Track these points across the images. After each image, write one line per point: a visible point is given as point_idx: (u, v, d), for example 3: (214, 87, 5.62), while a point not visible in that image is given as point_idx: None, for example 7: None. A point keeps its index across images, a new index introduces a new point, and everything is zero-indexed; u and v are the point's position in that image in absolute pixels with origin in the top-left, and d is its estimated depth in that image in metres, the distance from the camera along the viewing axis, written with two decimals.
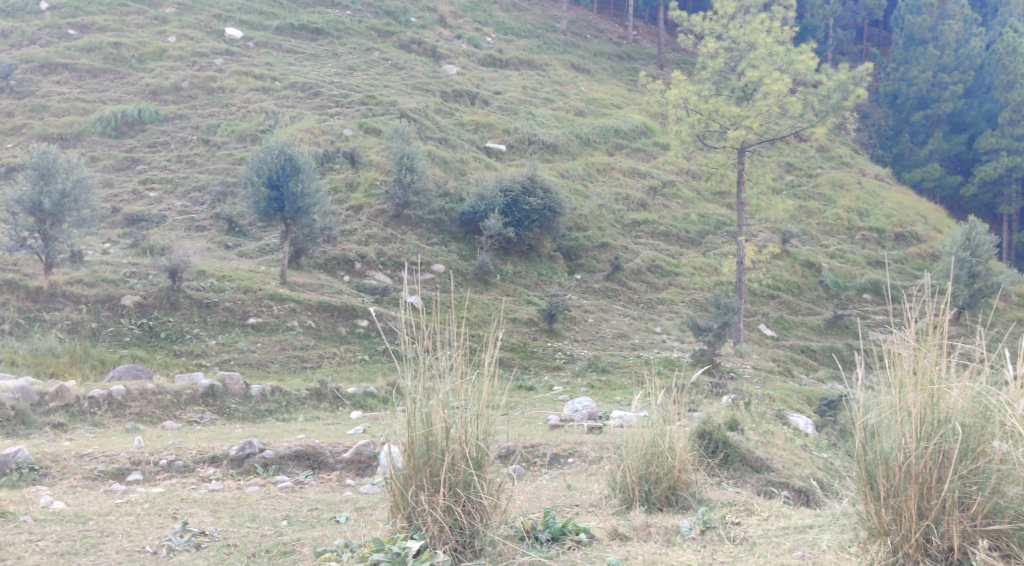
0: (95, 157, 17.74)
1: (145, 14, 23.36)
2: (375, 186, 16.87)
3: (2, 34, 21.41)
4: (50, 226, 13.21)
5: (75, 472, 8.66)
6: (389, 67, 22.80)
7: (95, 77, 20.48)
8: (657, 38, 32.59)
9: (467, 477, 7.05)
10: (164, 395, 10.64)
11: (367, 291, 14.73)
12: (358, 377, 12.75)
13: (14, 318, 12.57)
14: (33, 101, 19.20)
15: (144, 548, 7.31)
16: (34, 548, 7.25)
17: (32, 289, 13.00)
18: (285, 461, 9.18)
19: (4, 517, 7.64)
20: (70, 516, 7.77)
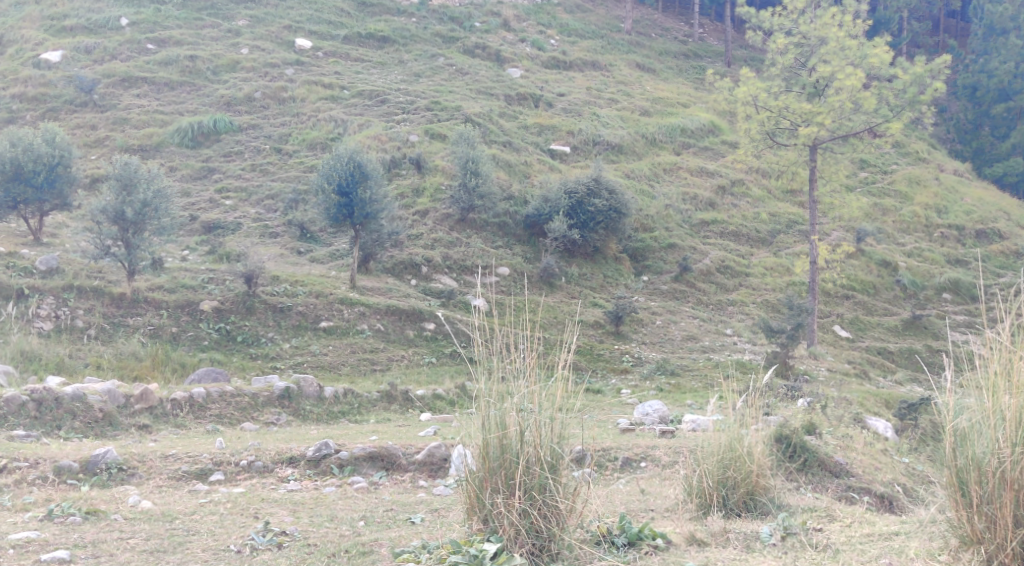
0: (173, 167, 18.11)
1: (219, 28, 23.86)
2: (441, 191, 16.97)
3: (85, 50, 21.98)
4: (133, 234, 13.54)
5: (161, 472, 8.83)
6: (454, 72, 22.87)
7: (172, 90, 20.94)
8: (724, 37, 32.35)
9: (542, 481, 7.06)
10: (242, 397, 10.85)
11: (433, 294, 14.83)
12: (427, 379, 12.86)
13: (99, 323, 12.91)
14: (114, 113, 19.67)
15: (229, 547, 7.43)
16: (125, 546, 7.41)
17: (116, 295, 13.30)
18: (360, 462, 9.28)
19: (95, 516, 7.84)
20: (158, 515, 7.92)
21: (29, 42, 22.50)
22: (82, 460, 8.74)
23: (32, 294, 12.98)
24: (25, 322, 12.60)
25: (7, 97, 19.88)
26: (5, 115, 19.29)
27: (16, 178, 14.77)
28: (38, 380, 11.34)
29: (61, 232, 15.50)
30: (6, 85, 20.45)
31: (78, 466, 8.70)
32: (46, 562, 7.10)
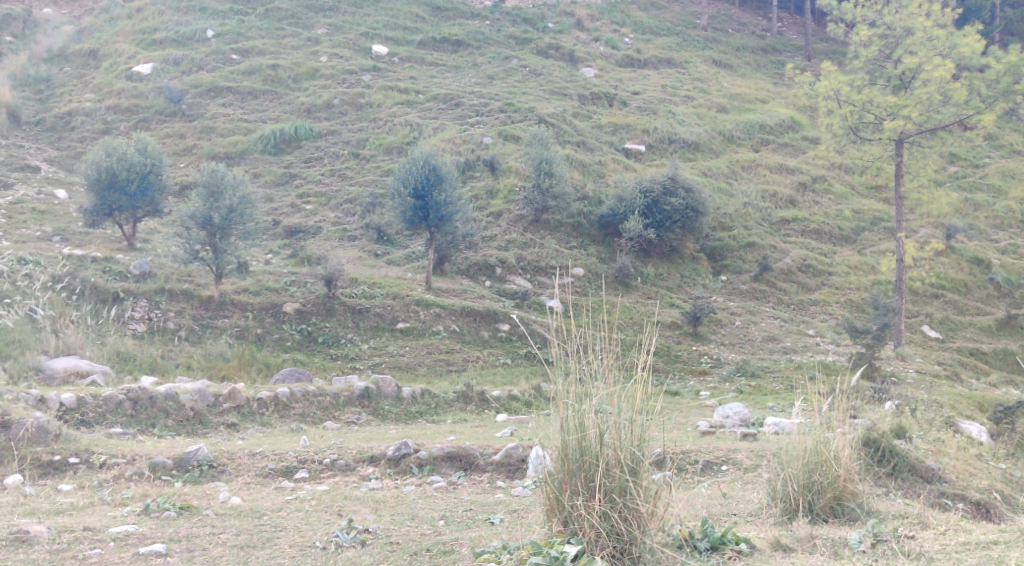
0: (257, 174, 18.43)
1: (299, 37, 24.26)
2: (515, 192, 16.94)
3: (174, 62, 22.54)
4: (220, 238, 13.72)
5: (249, 469, 8.91)
6: (528, 74, 22.79)
7: (255, 98, 21.33)
8: (804, 30, 31.74)
9: (622, 483, 6.95)
10: (324, 397, 10.95)
11: (508, 295, 14.80)
12: (502, 380, 12.82)
13: (188, 325, 13.20)
14: (201, 122, 20.13)
15: (314, 543, 7.47)
16: (217, 541, 7.49)
17: (204, 298, 13.58)
18: (439, 462, 9.26)
19: (189, 511, 7.94)
20: (247, 510, 8.00)
21: (122, 56, 23.16)
22: (175, 457, 8.87)
23: (126, 297, 13.31)
24: (119, 325, 12.94)
25: (102, 109, 20.58)
26: (101, 127, 19.97)
27: (110, 187, 15.13)
28: (132, 379, 11.72)
29: (153, 237, 15.85)
30: (101, 97, 21.15)
31: (172, 463, 8.82)
32: (144, 556, 7.21)
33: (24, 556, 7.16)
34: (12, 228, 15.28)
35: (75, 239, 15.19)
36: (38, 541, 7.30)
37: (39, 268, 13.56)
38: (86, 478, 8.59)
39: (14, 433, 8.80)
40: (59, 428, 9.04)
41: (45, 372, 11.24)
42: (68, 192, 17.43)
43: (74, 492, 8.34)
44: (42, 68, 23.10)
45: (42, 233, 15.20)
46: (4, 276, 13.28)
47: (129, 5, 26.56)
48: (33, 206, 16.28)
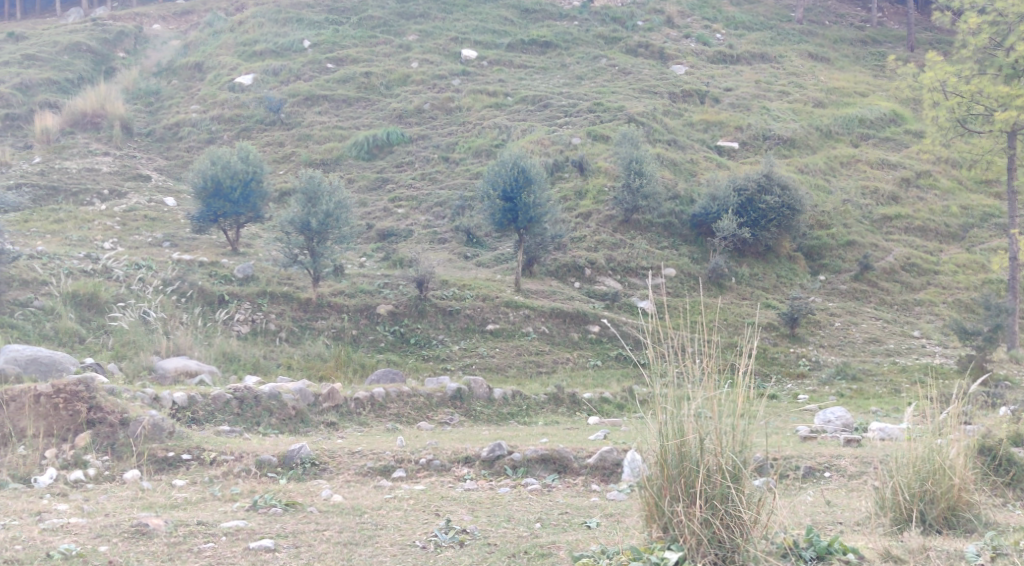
0: (350, 179, 18.63)
1: (391, 44, 24.48)
2: (605, 192, 16.74)
3: (273, 73, 23.00)
4: (317, 242, 13.87)
5: (348, 468, 8.91)
6: (617, 73, 22.55)
7: (350, 106, 21.59)
8: (906, 20, 30.84)
9: (724, 490, 6.76)
10: (418, 397, 10.98)
11: (597, 297, 14.64)
12: (593, 382, 12.67)
13: (288, 326, 13.43)
14: (299, 131, 20.46)
15: (414, 542, 7.40)
16: (322, 537, 7.44)
17: (303, 300, 13.77)
18: (533, 464, 9.16)
19: (293, 507, 7.94)
20: (349, 508, 7.99)
21: (225, 68, 23.75)
22: (280, 455, 8.93)
23: (231, 300, 13.60)
24: (225, 327, 13.22)
25: (206, 119, 21.15)
26: (205, 137, 20.50)
27: (215, 194, 15.39)
28: (237, 378, 11.91)
29: (254, 242, 16.10)
30: (205, 108, 21.70)
31: (277, 460, 8.88)
32: (254, 550, 7.16)
33: (145, 547, 7.13)
34: (125, 234, 15.67)
35: (184, 244, 15.51)
36: (156, 534, 7.30)
37: (151, 273, 13.94)
38: (197, 474, 8.69)
39: (132, 430, 8.92)
40: (173, 425, 9.15)
41: (157, 371, 11.49)
42: (176, 199, 17.84)
43: (188, 487, 8.43)
44: (151, 82, 23.84)
45: (152, 239, 15.55)
46: (119, 280, 13.67)
47: (231, 19, 27.29)
48: (144, 213, 16.68)
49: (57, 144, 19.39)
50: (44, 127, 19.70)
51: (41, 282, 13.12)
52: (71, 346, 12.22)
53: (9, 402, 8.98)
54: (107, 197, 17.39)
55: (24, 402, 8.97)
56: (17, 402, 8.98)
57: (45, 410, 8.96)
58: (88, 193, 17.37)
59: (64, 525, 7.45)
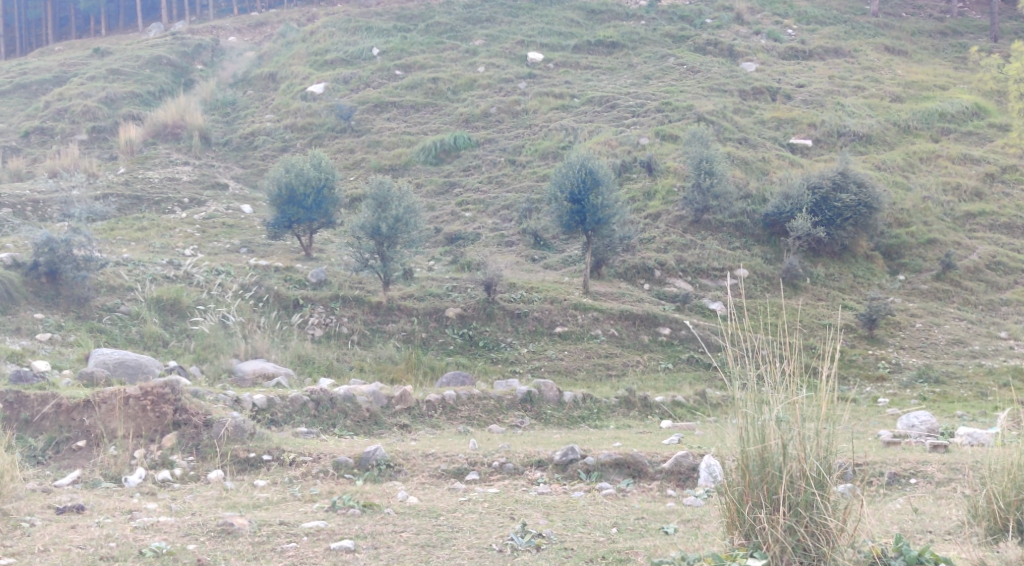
0: (419, 184, 18.66)
1: (458, 49, 24.52)
2: (674, 193, 16.52)
3: (343, 81, 23.29)
4: (388, 247, 13.91)
5: (423, 470, 8.86)
6: (686, 72, 22.27)
7: (418, 111, 21.67)
8: (988, 9, 29.99)
9: (808, 497, 6.56)
10: (489, 400, 10.90)
11: (667, 298, 14.43)
12: (664, 386, 12.49)
13: (359, 330, 13.48)
14: (368, 137, 20.60)
15: (491, 546, 7.31)
16: (400, 539, 7.38)
17: (374, 304, 13.81)
18: (607, 468, 9.02)
19: (370, 508, 7.88)
20: (424, 510, 7.92)
21: (297, 77, 24.06)
22: (356, 456, 8.89)
23: (305, 304, 13.72)
24: (300, 330, 13.33)
25: (280, 128, 21.43)
26: (279, 145, 20.78)
27: (290, 201, 15.53)
28: (313, 381, 11.98)
29: (327, 247, 16.20)
30: (279, 117, 22.00)
31: (353, 462, 8.84)
32: (335, 551, 7.12)
33: (230, 546, 7.14)
34: (205, 241, 15.86)
35: (259, 250, 15.66)
36: (241, 533, 7.30)
37: (228, 278, 14.12)
38: (278, 475, 8.69)
39: (215, 431, 8.96)
40: (254, 427, 9.15)
41: (235, 375, 11.60)
42: (252, 207, 18.05)
43: (269, 487, 8.43)
44: (228, 93, 24.25)
45: (230, 245, 15.72)
46: (200, 285, 13.87)
47: (303, 29, 27.66)
48: (222, 221, 16.89)
49: (140, 155, 19.76)
50: (128, 139, 20.10)
51: (126, 289, 13.40)
52: (155, 350, 12.43)
53: (99, 404, 9.07)
54: (187, 206, 17.66)
55: (114, 404, 9.06)
56: (107, 404, 9.07)
57: (133, 412, 9.04)
58: (169, 202, 17.64)
59: (154, 523, 7.49)
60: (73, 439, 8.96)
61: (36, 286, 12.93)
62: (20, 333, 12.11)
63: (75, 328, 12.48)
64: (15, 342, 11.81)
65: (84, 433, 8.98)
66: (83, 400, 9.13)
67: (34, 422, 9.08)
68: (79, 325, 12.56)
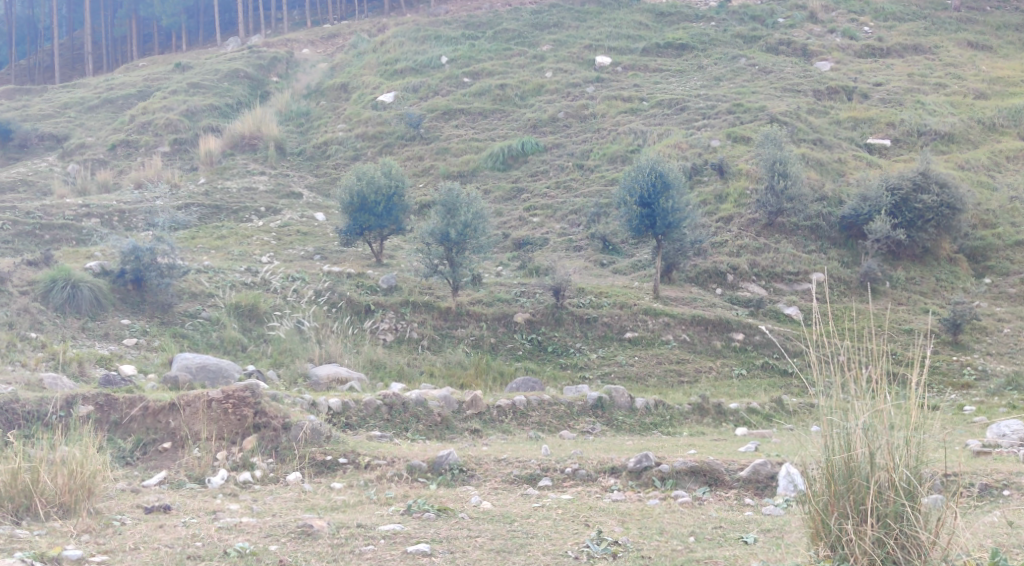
0: (487, 190, 18.64)
1: (526, 55, 24.46)
2: (746, 195, 16.22)
3: (413, 90, 23.47)
4: (456, 253, 13.87)
5: (496, 475, 8.74)
6: (758, 72, 21.90)
7: (486, 118, 21.66)
8: None
9: (898, 508, 6.29)
10: (559, 406, 10.75)
11: (741, 303, 14.16)
12: (738, 392, 12.22)
13: (429, 335, 13.46)
14: (437, 144, 20.63)
15: (566, 552, 7.15)
16: (475, 544, 7.25)
17: (443, 309, 13.76)
18: (682, 476, 8.81)
19: (445, 513, 7.77)
20: (498, 515, 7.79)
21: (368, 87, 24.27)
22: (429, 460, 8.80)
23: (377, 309, 13.73)
24: (371, 336, 13.38)
25: (352, 137, 21.59)
26: (351, 154, 20.94)
27: (361, 208, 15.57)
28: (386, 386, 11.96)
29: (398, 254, 16.22)
30: (351, 127, 22.15)
31: (427, 466, 8.76)
32: (412, 554, 7.02)
33: (310, 548, 7.08)
34: (280, 248, 15.98)
35: (332, 257, 15.74)
36: (321, 535, 7.24)
37: (303, 284, 14.22)
38: (354, 478, 8.63)
39: (293, 434, 8.95)
40: (330, 430, 9.13)
41: (310, 379, 11.61)
42: (326, 214, 18.16)
43: (345, 490, 8.37)
44: (301, 104, 24.51)
45: (304, 252, 15.81)
46: (276, 292, 14.02)
47: (374, 40, 27.88)
48: (297, 229, 17.01)
49: (219, 165, 20.06)
50: (208, 150, 20.43)
51: (207, 295, 13.60)
52: (234, 354, 12.57)
53: (184, 406, 9.14)
54: (264, 214, 17.86)
55: (198, 407, 9.11)
56: (191, 407, 9.13)
57: (216, 415, 9.08)
58: (247, 211, 17.86)
59: (237, 524, 7.46)
60: (159, 440, 9.03)
61: (123, 293, 13.23)
62: (108, 338, 12.35)
63: (159, 333, 12.66)
64: (103, 347, 12.08)
65: (170, 435, 9.05)
66: (168, 403, 9.21)
67: (122, 424, 9.19)
68: (163, 330, 12.73)
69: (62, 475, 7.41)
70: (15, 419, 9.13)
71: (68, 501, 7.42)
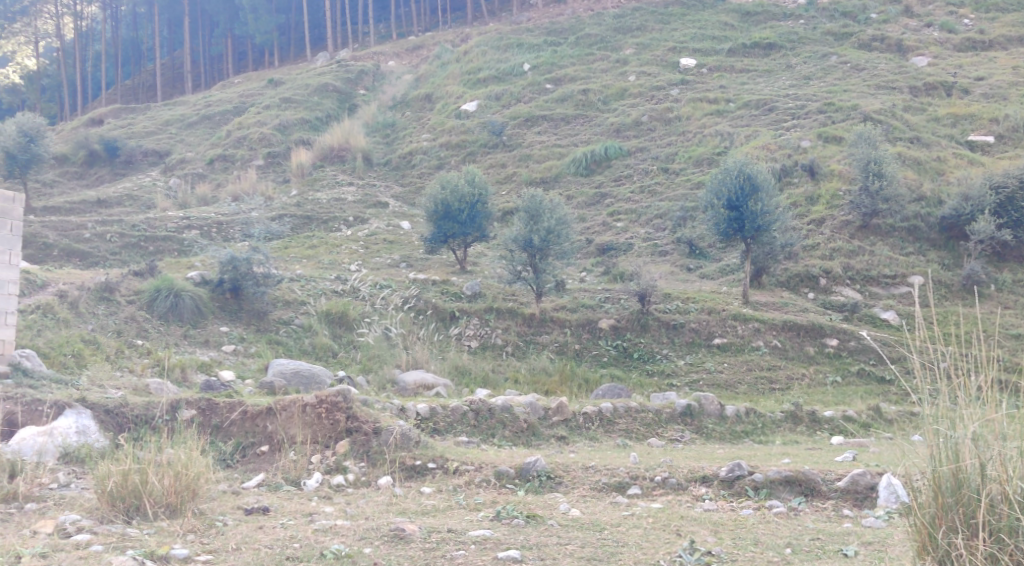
0: (569, 196, 18.43)
1: (609, 59, 24.20)
2: (839, 197, 15.71)
3: (496, 97, 23.42)
4: (540, 259, 13.67)
5: (584, 482, 8.49)
6: (849, 70, 21.29)
7: (569, 123, 21.45)
8: None
9: (1012, 523, 5.89)
10: (647, 413, 10.45)
11: (834, 307, 13.69)
12: (834, 400, 11.75)
13: (514, 341, 13.28)
14: (520, 151, 20.51)
15: (658, 562, 6.87)
16: (565, 551, 7.01)
17: (527, 315, 13.58)
18: (777, 486, 8.44)
19: (533, 520, 7.55)
20: (588, 523, 7.53)
21: (452, 97, 24.29)
22: (517, 467, 8.59)
23: (461, 316, 13.63)
24: (457, 342, 13.28)
25: (436, 146, 21.58)
26: (435, 163, 20.93)
27: (446, 217, 15.49)
28: (471, 392, 11.81)
29: (482, 261, 16.09)
30: (435, 136, 22.16)
31: (514, 472, 8.54)
32: (502, 561, 6.81)
33: (404, 552, 6.92)
34: (368, 256, 15.97)
35: (417, 264, 15.69)
36: (412, 539, 7.08)
37: (389, 292, 14.19)
38: (442, 483, 8.47)
39: (383, 438, 8.83)
40: (420, 435, 8.99)
41: (398, 385, 11.51)
42: (411, 223, 18.13)
43: (435, 495, 8.21)
44: (387, 115, 24.63)
45: (390, 260, 15.78)
46: (364, 299, 14.01)
47: (457, 49, 27.91)
48: (383, 237, 16.99)
49: (310, 177, 20.24)
50: (298, 163, 20.65)
51: (298, 303, 13.66)
52: (325, 360, 12.58)
53: (280, 411, 9.09)
54: (353, 223, 17.92)
55: (293, 411, 9.05)
56: (287, 411, 9.07)
57: (310, 419, 9.00)
58: (336, 220, 17.94)
59: (333, 526, 7.35)
60: (258, 444, 9.00)
61: (221, 302, 13.34)
62: (207, 345, 12.44)
63: (256, 340, 12.74)
64: (203, 354, 12.15)
65: (267, 438, 9.01)
66: (266, 407, 9.18)
67: (223, 428, 9.15)
68: (259, 338, 12.82)
69: (168, 476, 7.35)
70: (125, 422, 9.18)
71: (175, 502, 7.36)
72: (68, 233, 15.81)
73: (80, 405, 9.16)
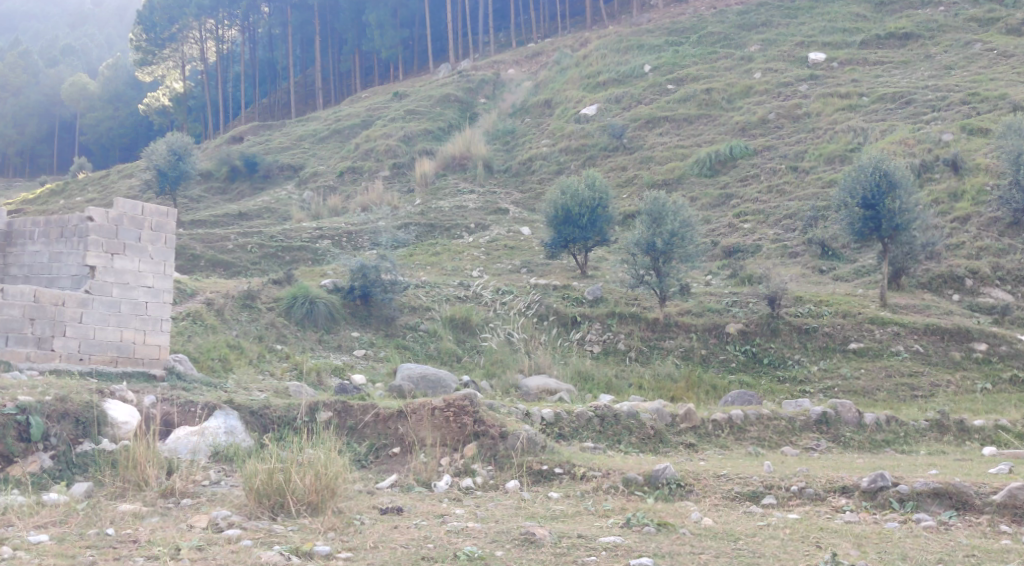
0: (693, 198, 17.88)
1: (733, 57, 23.51)
2: (986, 192, 14.77)
3: (615, 100, 23.04)
4: (665, 262, 13.18)
5: (716, 491, 8.01)
6: (995, 58, 20.11)
7: (692, 124, 20.86)
8: None
9: None
10: (779, 421, 9.88)
11: (982, 310, 12.81)
12: (982, 408, 10.91)
13: (637, 346, 12.85)
14: (642, 153, 20.05)
15: None
16: (700, 561, 6.57)
17: (651, 320, 13.13)
18: (924, 499, 7.75)
19: (664, 528, 7.10)
20: (722, 533, 7.06)
21: (571, 102, 24.03)
22: (646, 473, 8.14)
23: (583, 320, 13.29)
24: (579, 347, 12.91)
25: (556, 152, 21.32)
26: (555, 168, 20.67)
27: (566, 221, 15.18)
28: (595, 397, 11.43)
29: (603, 265, 15.69)
30: (555, 141, 21.91)
31: (643, 479, 8.10)
32: None
33: (534, 556, 6.59)
34: (489, 262, 15.77)
35: (538, 270, 15.40)
36: (543, 543, 6.74)
37: (512, 297, 13.94)
38: (570, 488, 8.10)
39: (510, 443, 8.52)
40: (546, 441, 8.66)
41: (522, 389, 11.23)
42: (532, 228, 17.85)
43: (563, 500, 7.86)
44: (507, 122, 24.50)
45: (512, 265, 15.53)
46: (487, 305, 13.79)
47: (578, 53, 27.58)
48: (505, 243, 16.76)
49: (432, 186, 20.21)
50: (422, 172, 20.69)
51: (424, 308, 13.53)
52: (450, 365, 12.40)
53: (410, 413, 8.88)
54: (474, 230, 17.75)
55: (423, 414, 8.82)
56: (417, 415, 8.85)
57: (439, 422, 8.75)
58: (458, 228, 17.81)
59: (465, 527, 7.06)
60: (390, 446, 8.82)
61: (353, 308, 13.30)
62: (340, 350, 12.41)
63: (385, 345, 12.65)
64: (336, 358, 12.12)
65: (399, 440, 8.82)
66: (397, 410, 8.99)
67: (358, 429, 8.99)
68: (388, 342, 12.73)
69: (309, 475, 7.20)
70: (268, 424, 9.07)
71: (315, 500, 7.19)
72: (212, 245, 16.09)
73: (228, 406, 9.08)
